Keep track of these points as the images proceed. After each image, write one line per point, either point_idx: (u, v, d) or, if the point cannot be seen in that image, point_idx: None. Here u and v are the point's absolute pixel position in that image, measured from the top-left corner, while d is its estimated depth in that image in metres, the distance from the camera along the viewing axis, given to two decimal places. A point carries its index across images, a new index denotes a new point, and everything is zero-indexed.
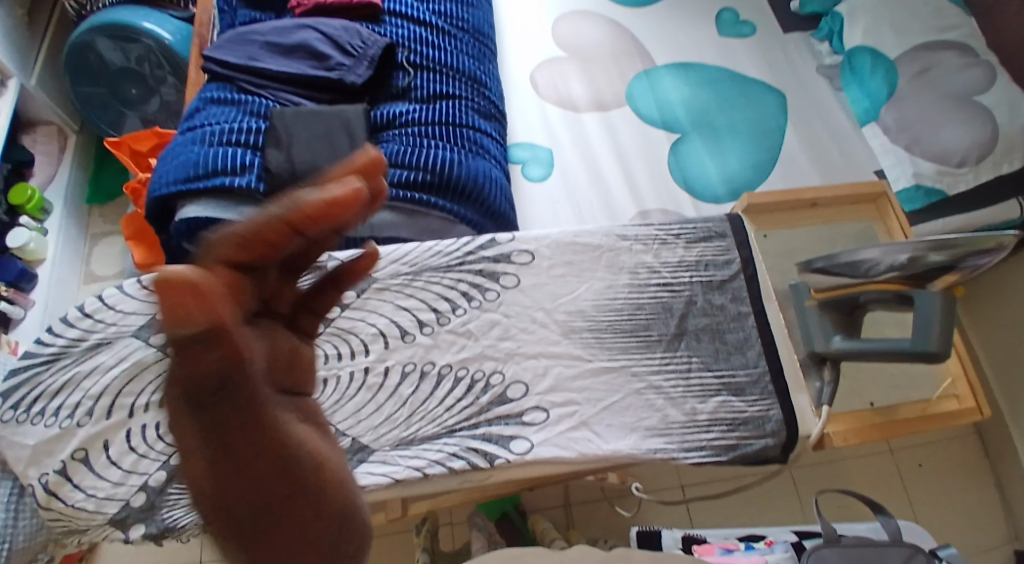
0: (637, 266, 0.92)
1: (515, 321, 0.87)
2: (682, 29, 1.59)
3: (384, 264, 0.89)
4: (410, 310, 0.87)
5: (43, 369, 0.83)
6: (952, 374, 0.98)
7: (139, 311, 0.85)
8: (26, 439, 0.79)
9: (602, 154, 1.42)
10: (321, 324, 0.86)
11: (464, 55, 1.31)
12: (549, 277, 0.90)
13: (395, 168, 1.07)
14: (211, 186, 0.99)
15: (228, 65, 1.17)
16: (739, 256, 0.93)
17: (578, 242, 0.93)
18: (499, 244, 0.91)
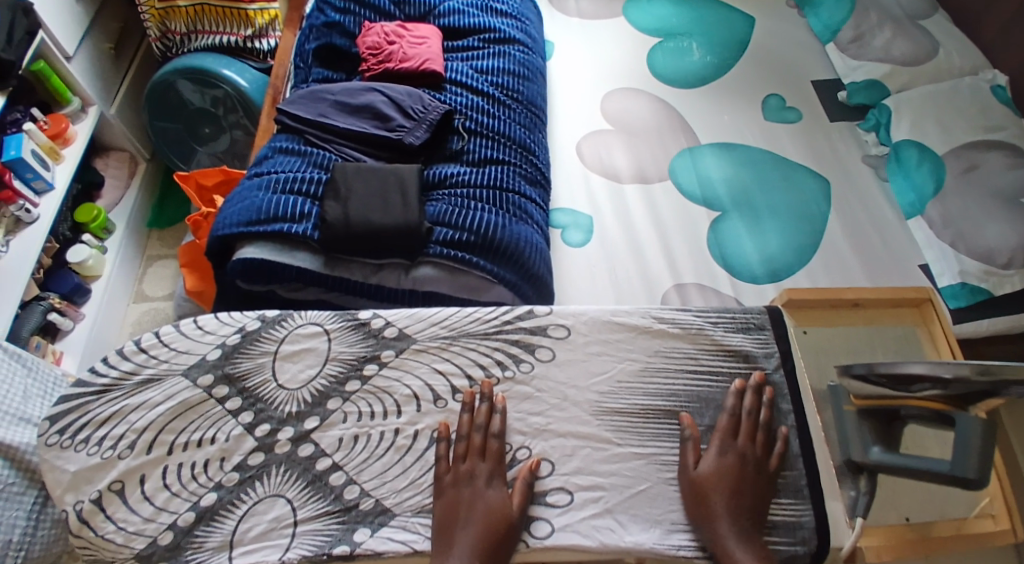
0: (670, 350, 0.93)
1: (548, 397, 0.88)
2: (728, 111, 1.62)
3: (425, 326, 0.92)
4: (445, 375, 0.88)
5: (92, 399, 0.86)
6: (989, 492, 0.95)
7: (191, 351, 0.89)
8: (67, 465, 0.82)
9: (642, 227, 1.44)
10: (359, 380, 0.88)
11: (517, 124, 1.39)
12: (584, 353, 0.91)
13: (442, 226, 1.11)
14: (268, 232, 1.05)
15: (299, 119, 1.27)
16: (777, 349, 0.93)
17: (615, 321, 0.94)
18: (537, 316, 0.93)
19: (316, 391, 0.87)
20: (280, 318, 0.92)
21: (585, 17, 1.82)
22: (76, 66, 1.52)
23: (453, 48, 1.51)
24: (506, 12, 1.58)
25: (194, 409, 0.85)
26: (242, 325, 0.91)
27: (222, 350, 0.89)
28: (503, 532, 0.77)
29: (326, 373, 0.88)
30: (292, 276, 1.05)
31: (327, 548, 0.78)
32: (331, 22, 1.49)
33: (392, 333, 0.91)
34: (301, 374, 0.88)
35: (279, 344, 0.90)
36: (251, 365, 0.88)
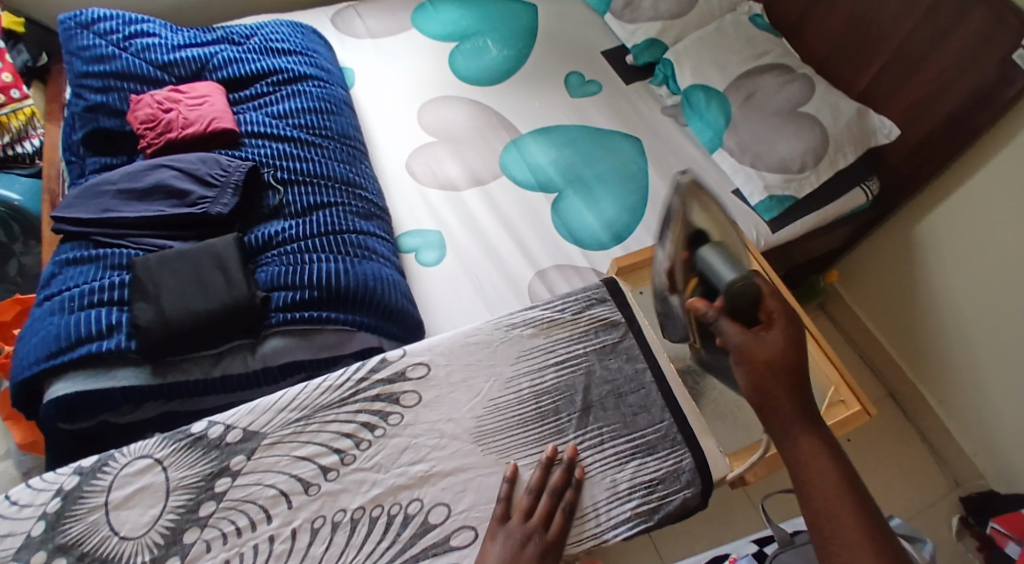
0: (532, 350, 0.92)
1: (427, 440, 0.84)
2: (537, 96, 1.65)
3: (272, 415, 0.84)
4: (311, 458, 0.82)
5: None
6: (834, 383, 1.03)
7: (9, 534, 0.77)
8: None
9: (488, 229, 1.43)
10: (212, 500, 0.79)
11: (333, 161, 1.33)
12: (450, 385, 0.88)
13: (280, 290, 1.05)
14: (78, 357, 0.94)
15: (82, 221, 1.13)
16: (623, 317, 0.95)
17: (469, 340, 0.92)
18: (391, 362, 0.89)
19: (167, 528, 0.78)
20: (100, 463, 0.81)
21: (375, 35, 1.79)
22: None
23: (241, 99, 1.43)
24: (290, 49, 1.51)
25: None
26: (60, 486, 0.80)
27: (46, 521, 0.78)
28: None
29: (171, 506, 0.79)
30: (117, 400, 0.94)
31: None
32: (94, 105, 1.35)
33: (235, 436, 0.83)
34: (143, 518, 0.78)
35: (110, 492, 0.79)
36: (83, 528, 0.77)
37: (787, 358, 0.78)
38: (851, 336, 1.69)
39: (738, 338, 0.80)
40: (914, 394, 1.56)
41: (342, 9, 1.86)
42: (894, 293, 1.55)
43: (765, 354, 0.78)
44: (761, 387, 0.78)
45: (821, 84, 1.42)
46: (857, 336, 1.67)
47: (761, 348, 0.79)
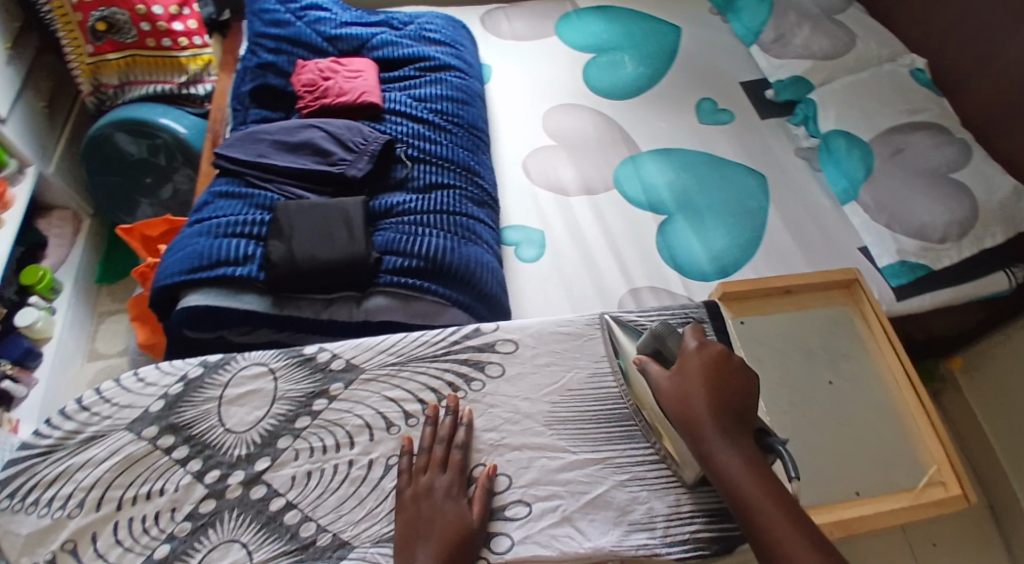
0: (616, 352, 0.94)
1: (502, 412, 0.89)
2: (665, 117, 1.67)
3: (372, 354, 0.93)
4: (396, 401, 0.89)
5: (38, 460, 0.83)
6: (936, 462, 0.94)
7: (133, 404, 0.87)
8: (19, 529, 0.79)
9: (592, 238, 1.46)
10: (308, 416, 0.88)
11: (460, 148, 1.42)
12: (534, 366, 0.93)
13: (392, 254, 1.14)
14: (216, 275, 1.05)
15: (237, 161, 1.27)
16: (718, 341, 0.95)
17: (557, 331, 0.97)
18: (483, 333, 0.95)
19: (266, 432, 0.86)
20: (222, 362, 0.92)
21: (519, 37, 1.87)
22: (11, 128, 1.58)
23: (390, 79, 1.54)
24: (440, 40, 1.61)
25: (141, 462, 0.83)
26: (183, 373, 0.90)
27: (165, 401, 0.88)
28: (462, 543, 0.77)
29: (275, 412, 0.88)
30: (240, 319, 1.05)
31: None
32: (264, 63, 1.50)
33: (339, 365, 0.92)
34: (249, 416, 0.87)
35: (223, 389, 0.89)
36: (195, 414, 0.87)
37: (700, 395, 0.80)
38: (958, 427, 1.60)
39: (667, 384, 0.83)
40: (1012, 502, 1.46)
41: (492, 9, 1.95)
42: (1012, 387, 1.47)
43: (682, 386, 0.81)
44: (680, 420, 0.80)
45: (978, 151, 1.38)
46: (962, 427, 1.58)
47: (679, 388, 0.81)
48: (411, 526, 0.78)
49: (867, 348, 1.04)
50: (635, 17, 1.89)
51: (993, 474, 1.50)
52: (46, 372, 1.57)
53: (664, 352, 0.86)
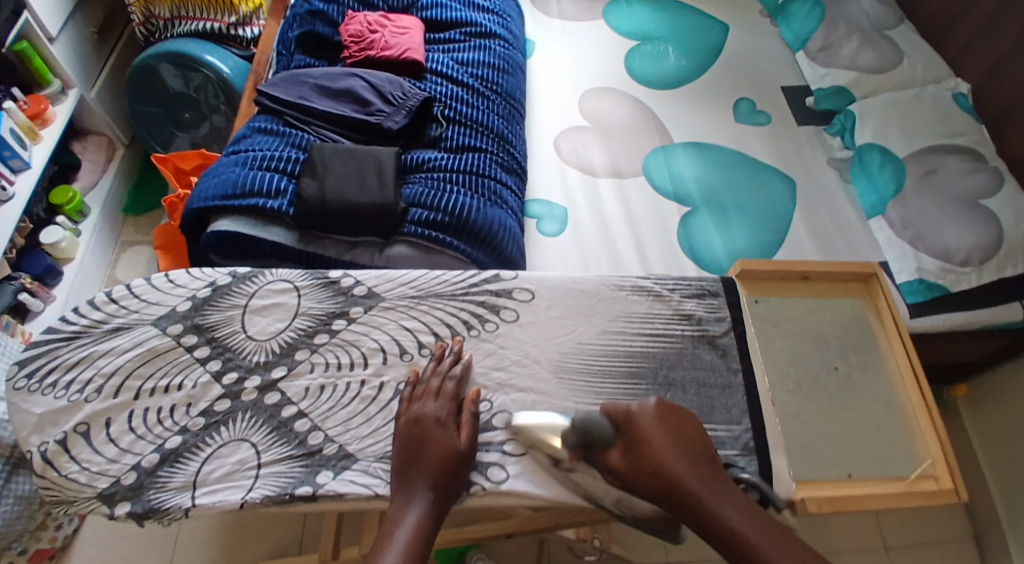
0: (630, 314, 0.96)
1: (511, 354, 0.91)
2: (701, 112, 1.67)
3: (394, 286, 0.95)
4: (412, 331, 0.92)
5: (60, 344, 0.89)
6: (931, 456, 0.93)
7: (161, 303, 0.92)
8: (33, 408, 0.84)
9: (613, 217, 1.47)
10: (327, 334, 0.91)
11: (494, 115, 1.43)
12: (548, 317, 0.94)
13: (417, 207, 1.16)
14: (248, 205, 1.08)
15: (279, 101, 1.31)
16: (729, 314, 0.97)
17: (574, 287, 0.98)
18: (503, 279, 0.96)
19: (285, 342, 0.90)
20: (251, 275, 0.96)
21: (565, 18, 1.88)
22: (59, 48, 1.61)
23: (433, 40, 1.56)
24: (487, 8, 1.63)
25: (164, 356, 0.88)
26: (212, 280, 0.94)
27: (192, 302, 0.92)
28: (453, 465, 0.80)
29: (295, 326, 0.92)
30: (266, 249, 1.09)
31: (290, 489, 0.80)
32: (315, 12, 1.53)
33: (361, 291, 0.94)
34: (270, 327, 0.91)
35: (249, 299, 0.93)
36: (220, 318, 0.91)
37: (666, 444, 0.79)
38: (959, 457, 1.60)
39: (623, 464, 0.79)
40: (997, 535, 1.46)
41: None
42: (1013, 422, 1.46)
43: (638, 460, 0.78)
44: (659, 490, 0.77)
45: (1011, 183, 1.37)
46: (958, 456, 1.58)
47: (638, 461, 0.78)
48: (410, 459, 0.81)
49: (875, 342, 1.03)
50: (685, 10, 1.89)
51: (983, 505, 1.50)
52: (66, 288, 1.61)
53: (591, 439, 0.81)
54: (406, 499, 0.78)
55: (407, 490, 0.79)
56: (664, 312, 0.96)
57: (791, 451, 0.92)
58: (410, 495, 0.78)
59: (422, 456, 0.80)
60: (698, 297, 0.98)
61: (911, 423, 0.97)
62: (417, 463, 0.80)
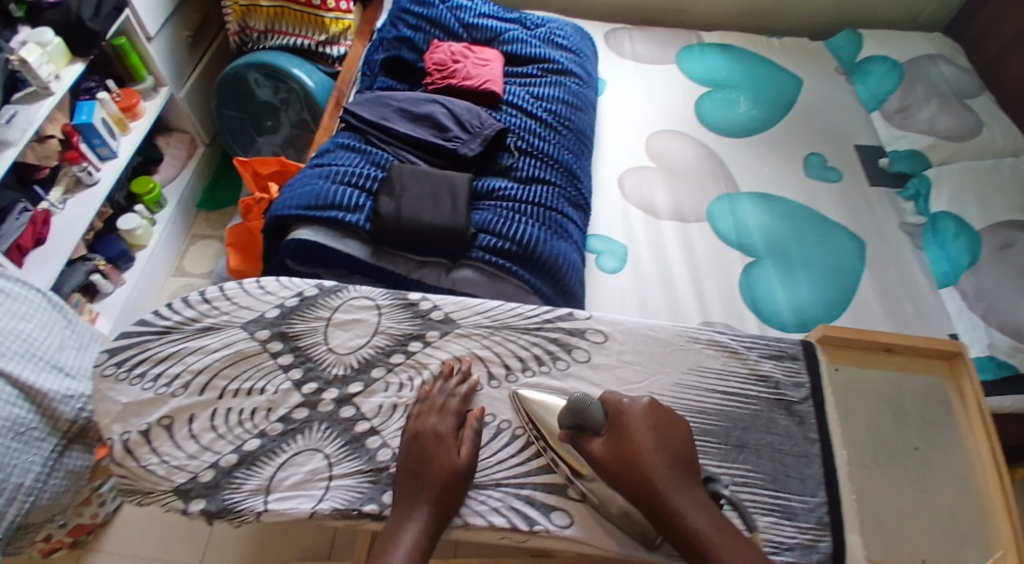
0: (705, 368, 0.95)
1: (580, 395, 0.91)
2: (771, 163, 1.66)
3: (471, 314, 0.97)
4: (485, 361, 0.93)
5: (152, 338, 0.93)
6: (1004, 546, 0.93)
7: (251, 307, 0.96)
8: (119, 397, 0.88)
9: (675, 260, 1.47)
10: (403, 354, 0.93)
11: (565, 149, 1.45)
12: (618, 361, 0.94)
13: (486, 234, 1.19)
14: (324, 217, 1.13)
15: (364, 120, 1.39)
16: (807, 382, 0.94)
17: (649, 335, 0.98)
18: (577, 319, 0.98)
19: (364, 358, 0.93)
20: (336, 289, 0.99)
21: (639, 59, 1.90)
22: (155, 46, 1.69)
23: (512, 74, 1.60)
24: (567, 47, 1.66)
25: (250, 359, 0.91)
26: (300, 290, 0.98)
27: (280, 310, 0.96)
28: (454, 482, 0.81)
29: (374, 343, 0.94)
30: (341, 260, 1.13)
31: (358, 504, 0.81)
32: (402, 37, 1.61)
33: (438, 315, 0.97)
34: (350, 341, 0.94)
35: (332, 312, 0.96)
36: (306, 327, 0.95)
37: (651, 442, 0.79)
38: None
39: (603, 451, 0.80)
40: None
41: (618, 28, 2.00)
42: None
43: (618, 447, 0.79)
44: (629, 474, 0.77)
45: None
46: None
47: (619, 450, 0.79)
48: (413, 478, 0.81)
49: (953, 422, 1.02)
50: (760, 61, 1.90)
51: None
52: (135, 275, 1.68)
53: (584, 422, 0.82)
54: (407, 516, 0.79)
55: (406, 504, 0.80)
56: (740, 369, 0.95)
57: (865, 531, 0.94)
58: (409, 509, 0.79)
59: (419, 471, 0.82)
60: (773, 355, 0.97)
61: (987, 511, 0.97)
62: (414, 478, 0.81)
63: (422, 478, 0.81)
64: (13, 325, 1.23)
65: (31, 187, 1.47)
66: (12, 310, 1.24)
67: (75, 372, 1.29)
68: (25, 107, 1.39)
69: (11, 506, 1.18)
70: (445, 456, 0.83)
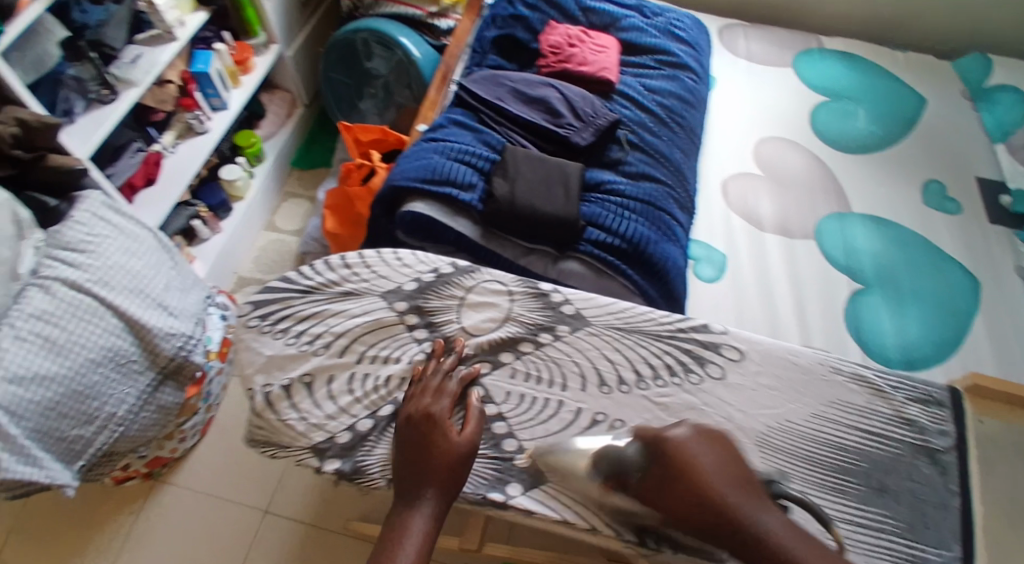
0: (847, 403, 0.92)
1: (713, 412, 0.91)
2: (883, 184, 1.59)
3: (602, 314, 0.98)
4: (614, 364, 0.94)
5: (296, 296, 1.00)
6: None
7: (389, 278, 1.01)
8: (263, 349, 0.96)
9: (777, 276, 1.42)
10: (533, 343, 0.96)
11: (676, 148, 1.41)
12: (754, 383, 0.93)
13: (594, 227, 1.18)
14: (441, 193, 1.16)
15: (478, 98, 1.38)
16: (954, 430, 0.90)
17: (787, 359, 0.95)
18: (712, 332, 0.96)
19: (494, 342, 0.96)
20: (470, 270, 1.03)
21: (753, 59, 1.83)
22: (274, 4, 1.70)
23: (627, 63, 1.55)
24: (685, 39, 1.61)
25: (389, 329, 0.97)
26: (436, 267, 1.03)
27: (417, 284, 1.01)
28: (457, 465, 0.84)
29: (507, 329, 0.97)
30: (451, 238, 1.16)
31: (483, 490, 0.86)
32: (518, 16, 1.57)
33: (570, 311, 0.98)
34: (482, 324, 0.98)
35: (467, 292, 1.00)
36: (442, 304, 0.99)
37: (704, 461, 0.74)
38: None
39: (651, 491, 0.75)
40: None
41: (733, 25, 1.93)
42: None
43: (672, 495, 0.73)
44: (693, 506, 0.72)
45: None
46: None
47: (670, 483, 0.74)
48: (415, 467, 0.84)
49: None
50: (882, 74, 1.80)
51: None
52: (231, 224, 1.72)
53: (625, 469, 0.78)
54: (413, 504, 0.82)
55: (408, 490, 0.83)
56: (882, 410, 0.91)
57: None
58: (415, 494, 0.83)
59: (421, 457, 0.84)
60: (912, 392, 0.93)
61: None
62: (417, 465, 0.84)
63: (427, 462, 0.84)
64: (124, 261, 1.25)
65: (146, 128, 1.52)
66: (122, 245, 1.26)
67: (176, 312, 1.33)
68: (147, 49, 1.42)
69: (99, 434, 1.24)
70: (441, 441, 0.85)
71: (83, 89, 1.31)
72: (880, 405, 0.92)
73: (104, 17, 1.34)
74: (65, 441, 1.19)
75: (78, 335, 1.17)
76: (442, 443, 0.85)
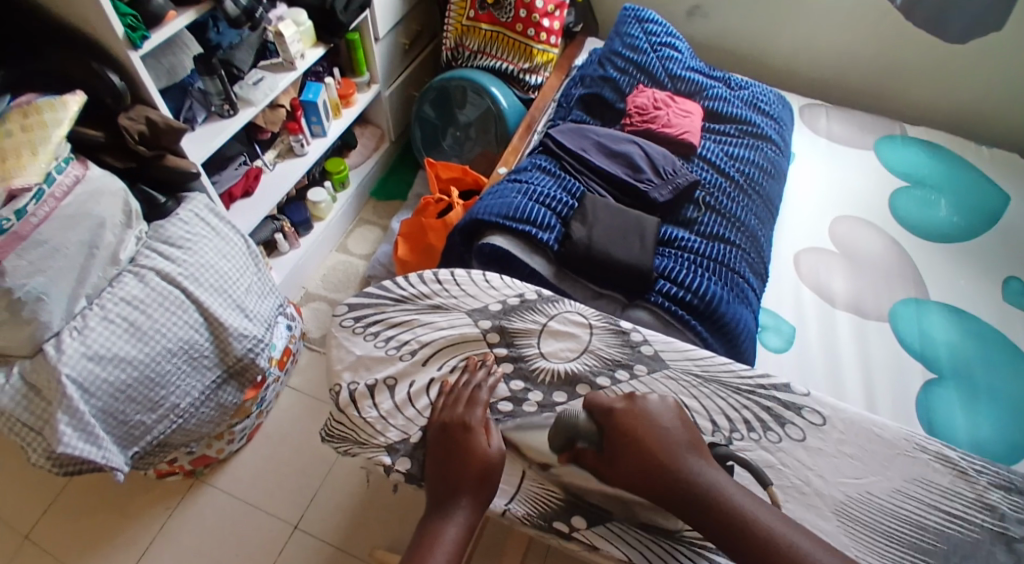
0: (928, 481, 0.90)
1: (790, 473, 0.89)
2: (965, 276, 1.54)
3: (681, 359, 0.99)
4: (691, 412, 0.94)
5: (388, 303, 1.06)
6: None
7: (476, 297, 1.06)
8: (352, 348, 1.01)
9: (846, 355, 1.39)
10: (608, 378, 0.97)
11: (753, 215, 1.41)
12: (835, 449, 0.91)
13: (666, 280, 1.19)
14: (524, 229, 1.19)
15: (563, 147, 1.42)
16: None
17: (872, 431, 0.93)
18: (793, 392, 0.95)
19: (570, 372, 0.98)
20: (553, 299, 1.06)
21: (833, 139, 1.84)
22: (380, 47, 1.79)
23: (710, 130, 1.58)
24: (769, 113, 1.63)
25: (469, 344, 1.00)
26: (521, 293, 1.06)
27: (502, 306, 1.05)
28: (487, 474, 0.87)
29: (583, 361, 0.99)
30: (528, 274, 1.19)
31: (550, 517, 0.88)
32: (607, 77, 1.62)
33: (648, 352, 0.99)
34: (561, 353, 1.00)
35: (548, 320, 1.03)
36: (522, 329, 1.02)
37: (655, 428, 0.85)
38: None
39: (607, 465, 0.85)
40: None
41: (815, 105, 1.95)
42: None
43: (624, 459, 0.84)
44: (642, 467, 0.83)
45: None
46: None
47: (620, 450, 0.85)
48: (450, 474, 0.87)
49: None
50: (966, 167, 1.78)
51: None
52: (310, 241, 1.79)
53: (575, 435, 0.88)
54: (448, 513, 0.84)
55: (442, 495, 0.86)
56: (962, 493, 0.89)
57: None
58: (448, 501, 0.85)
59: (456, 463, 0.87)
60: (995, 480, 0.90)
61: None
62: (455, 472, 0.87)
63: (462, 466, 0.87)
64: (216, 261, 1.31)
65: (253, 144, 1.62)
66: (216, 247, 1.32)
67: (252, 315, 1.39)
68: (268, 74, 1.53)
69: (159, 423, 1.27)
70: (476, 446, 0.88)
71: (206, 101, 1.42)
72: (959, 487, 0.89)
73: (236, 40, 1.45)
74: (126, 425, 1.22)
75: (160, 325, 1.22)
76: (477, 448, 0.88)
